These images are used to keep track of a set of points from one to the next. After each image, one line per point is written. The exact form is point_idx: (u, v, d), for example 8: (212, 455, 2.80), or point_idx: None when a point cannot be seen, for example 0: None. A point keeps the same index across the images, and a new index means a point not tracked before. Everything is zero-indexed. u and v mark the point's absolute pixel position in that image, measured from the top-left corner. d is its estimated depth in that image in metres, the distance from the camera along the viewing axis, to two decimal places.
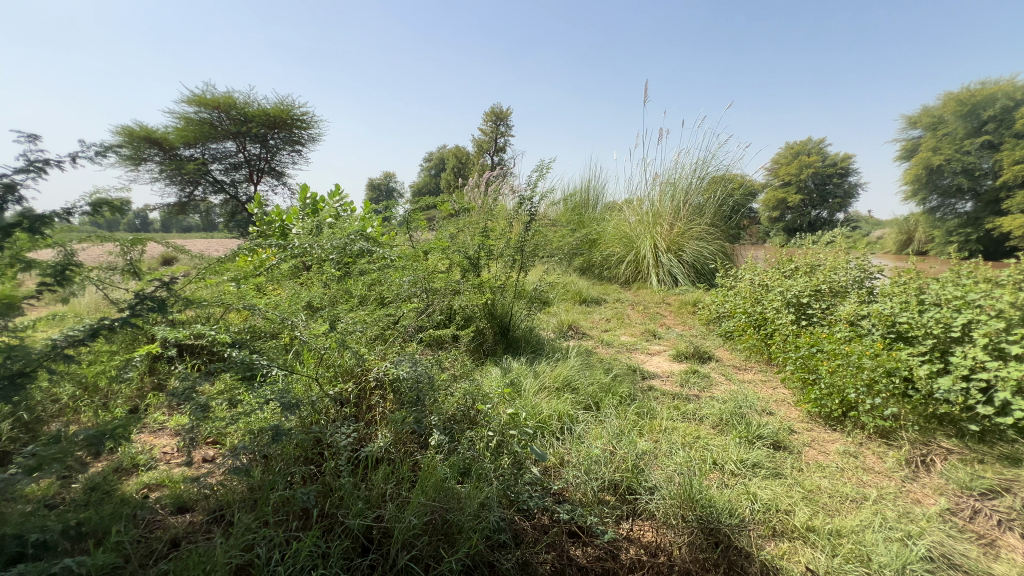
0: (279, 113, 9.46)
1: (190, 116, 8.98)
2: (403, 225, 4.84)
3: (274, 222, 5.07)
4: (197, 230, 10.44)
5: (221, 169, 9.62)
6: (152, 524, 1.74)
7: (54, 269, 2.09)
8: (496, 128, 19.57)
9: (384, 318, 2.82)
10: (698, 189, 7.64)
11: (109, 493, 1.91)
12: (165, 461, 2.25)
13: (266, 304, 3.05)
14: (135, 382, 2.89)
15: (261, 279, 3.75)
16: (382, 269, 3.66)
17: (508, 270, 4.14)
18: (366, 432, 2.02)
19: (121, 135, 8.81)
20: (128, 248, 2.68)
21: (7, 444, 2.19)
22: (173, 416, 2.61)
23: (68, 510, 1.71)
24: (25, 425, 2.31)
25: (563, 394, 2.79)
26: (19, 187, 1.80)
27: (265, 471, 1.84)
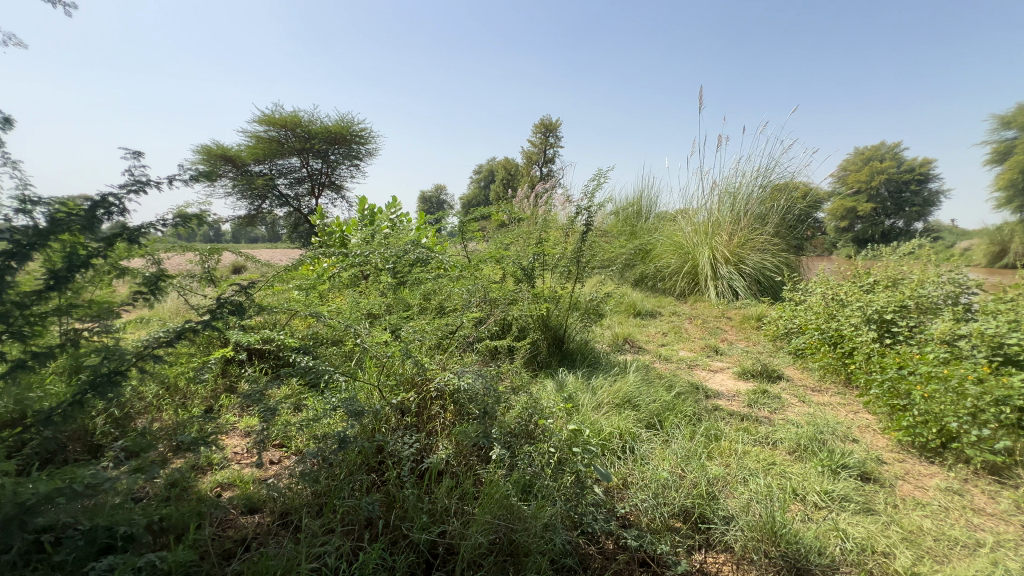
0: (340, 130, 9.96)
1: (260, 134, 9.60)
2: (457, 236, 4.90)
3: (334, 232, 5.28)
4: (264, 240, 11.14)
5: (286, 183, 10.20)
6: (225, 523, 1.79)
7: (146, 276, 2.26)
8: (545, 139, 19.64)
9: (442, 327, 2.83)
10: (760, 197, 7.27)
11: (186, 491, 2.00)
12: (236, 461, 2.34)
13: (329, 311, 3.15)
14: (210, 383, 3.05)
15: (324, 287, 3.90)
16: (437, 278, 3.70)
17: (562, 281, 4.07)
18: (427, 443, 2.02)
19: (201, 154, 9.56)
20: (206, 257, 2.91)
21: (100, 438, 2.36)
22: (243, 418, 2.72)
23: (151, 505, 1.81)
24: (116, 421, 2.49)
25: (624, 411, 2.68)
26: (122, 200, 1.95)
27: (330, 477, 1.86)
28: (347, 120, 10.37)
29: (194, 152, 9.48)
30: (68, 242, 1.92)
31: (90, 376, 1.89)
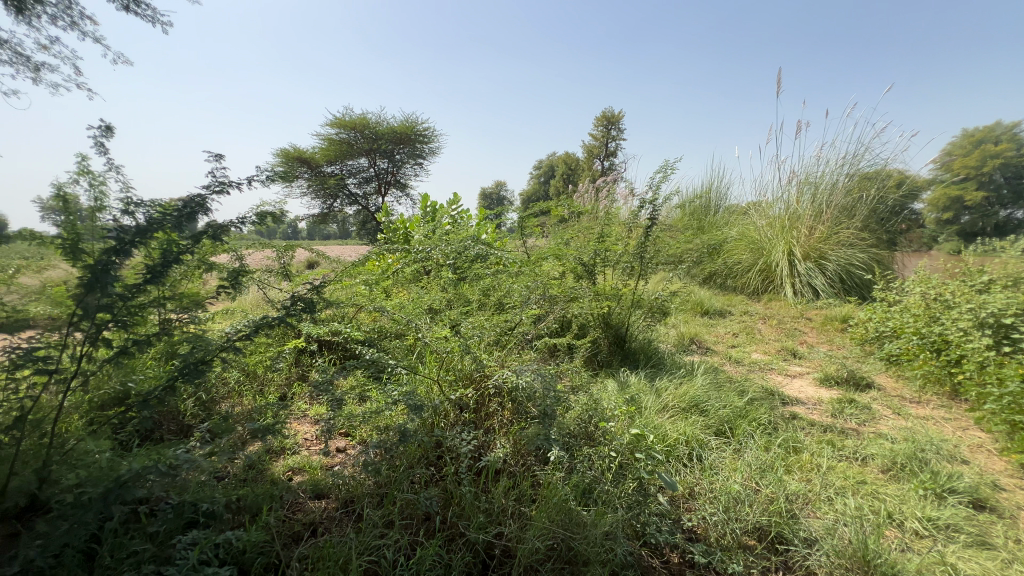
0: (405, 130, 10.28)
1: (332, 136, 10.13)
2: (517, 231, 4.87)
3: (399, 229, 5.45)
4: (335, 237, 11.79)
5: (356, 183, 10.70)
6: (295, 506, 1.89)
7: (230, 272, 2.43)
8: (607, 132, 19.18)
9: (501, 324, 2.81)
10: (846, 187, 6.63)
11: (262, 473, 2.13)
12: (306, 447, 2.46)
13: (393, 306, 3.24)
14: (284, 371, 3.23)
15: (388, 282, 4.02)
16: (496, 275, 3.69)
17: (624, 277, 3.93)
18: (485, 441, 2.01)
19: (280, 157, 10.26)
20: (282, 253, 3.14)
21: (190, 419, 2.57)
22: (313, 406, 2.85)
23: (231, 485, 1.94)
24: (203, 404, 2.70)
25: (690, 416, 2.52)
26: (207, 201, 2.10)
27: (391, 469, 1.91)
28: (411, 120, 10.68)
29: (275, 156, 10.20)
30: (164, 239, 2.09)
31: (181, 363, 2.07)
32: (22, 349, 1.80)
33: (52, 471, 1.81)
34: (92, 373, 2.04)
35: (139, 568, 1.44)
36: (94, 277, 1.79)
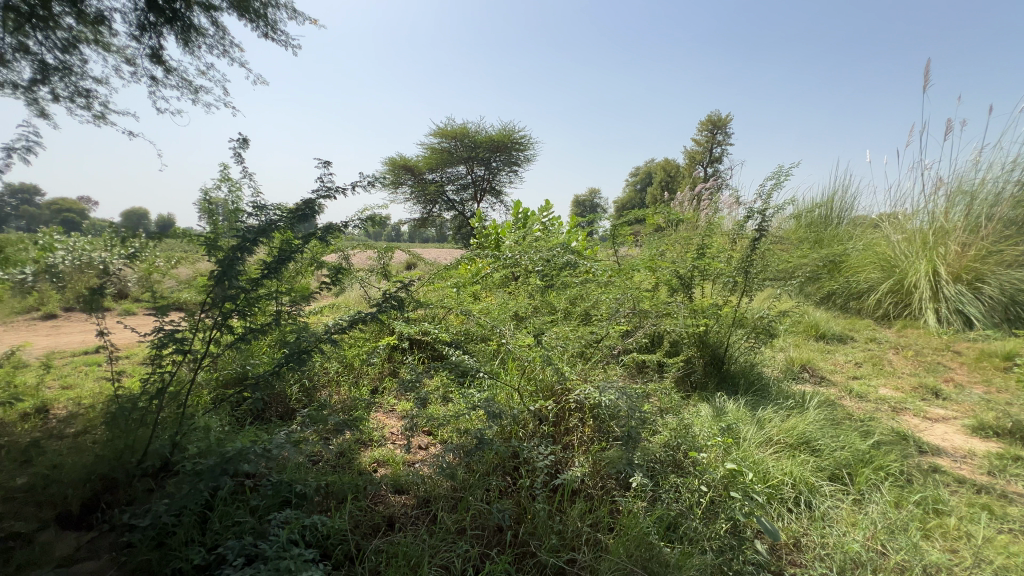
0: (502, 138, 10.54)
1: (435, 146, 10.72)
2: (608, 240, 4.72)
3: (491, 235, 5.56)
4: (433, 240, 12.42)
5: (454, 189, 11.19)
6: (377, 498, 1.96)
7: (335, 270, 2.64)
8: (712, 137, 18.04)
9: (587, 335, 2.71)
10: (1015, 197, 5.51)
11: (351, 461, 2.26)
12: (392, 441, 2.56)
13: (480, 311, 3.29)
14: (377, 366, 3.42)
15: (477, 287, 4.11)
16: (584, 284, 3.60)
17: (725, 293, 3.61)
18: (563, 457, 1.94)
19: (389, 166, 11.08)
20: (383, 254, 3.35)
21: (295, 403, 2.82)
22: (400, 402, 2.98)
23: (323, 470, 2.09)
24: (306, 390, 2.94)
25: (799, 455, 2.22)
26: (319, 204, 2.29)
27: (468, 475, 1.91)
28: (508, 128, 10.91)
29: (384, 164, 11.04)
30: (282, 238, 2.32)
31: (289, 351, 2.27)
32: (167, 330, 2.10)
33: (182, 438, 2.08)
34: (219, 355, 2.32)
35: (241, 538, 1.59)
36: (223, 270, 2.03)
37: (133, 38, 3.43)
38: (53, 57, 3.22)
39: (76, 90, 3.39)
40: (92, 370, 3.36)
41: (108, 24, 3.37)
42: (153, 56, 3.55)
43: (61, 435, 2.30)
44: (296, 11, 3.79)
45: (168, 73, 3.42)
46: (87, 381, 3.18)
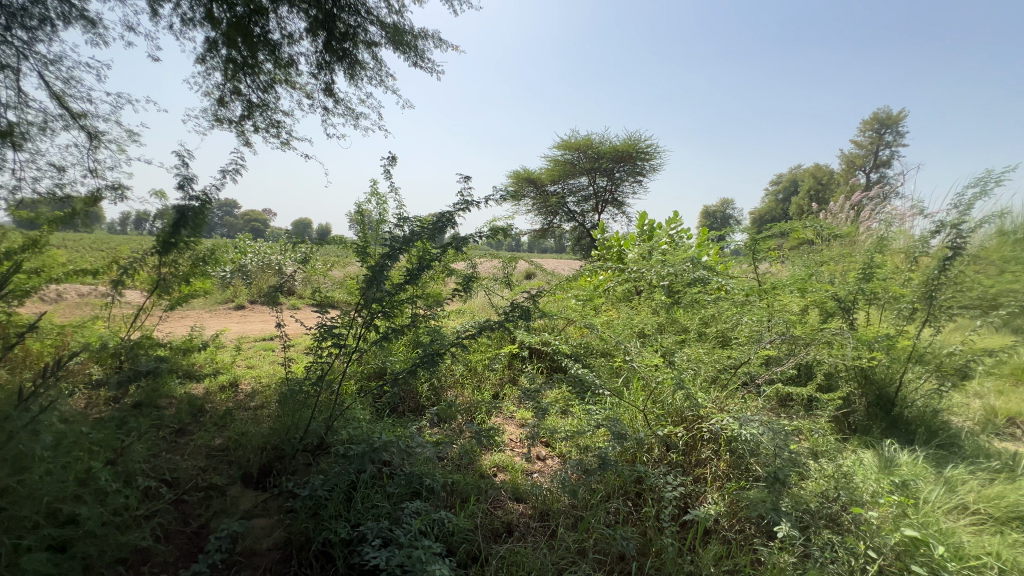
0: (627, 147, 10.28)
1: (558, 157, 10.87)
2: (746, 255, 4.29)
3: (613, 246, 5.44)
4: (552, 250, 12.57)
5: (575, 200, 11.21)
6: (498, 502, 2.01)
7: (465, 278, 2.80)
8: (878, 137, 15.53)
9: (721, 359, 2.49)
10: None
11: (473, 463, 2.35)
12: (511, 448, 2.62)
13: (602, 325, 3.22)
14: (498, 372, 3.54)
15: (599, 300, 4.03)
16: (717, 302, 3.32)
17: (897, 321, 3.05)
18: (694, 491, 1.81)
19: (514, 178, 11.52)
20: (508, 264, 3.47)
21: (424, 400, 3.04)
22: (520, 410, 3.03)
23: (449, 468, 2.21)
24: (435, 389, 3.16)
25: (1008, 533, 1.77)
26: (454, 217, 2.46)
27: (588, 495, 1.87)
28: (634, 138, 10.62)
29: (509, 177, 11.50)
30: (421, 248, 2.53)
31: (424, 353, 2.46)
32: (328, 326, 2.41)
33: (335, 422, 2.34)
34: (366, 351, 2.60)
35: (380, 520, 1.75)
36: (373, 275, 2.28)
37: (313, 76, 4.09)
38: (256, 97, 3.97)
39: (270, 122, 4.14)
40: (268, 354, 4.02)
41: (295, 66, 4.05)
42: (326, 90, 4.18)
43: (246, 408, 2.78)
44: (440, 39, 4.15)
45: (336, 103, 3.99)
46: (265, 362, 3.81)
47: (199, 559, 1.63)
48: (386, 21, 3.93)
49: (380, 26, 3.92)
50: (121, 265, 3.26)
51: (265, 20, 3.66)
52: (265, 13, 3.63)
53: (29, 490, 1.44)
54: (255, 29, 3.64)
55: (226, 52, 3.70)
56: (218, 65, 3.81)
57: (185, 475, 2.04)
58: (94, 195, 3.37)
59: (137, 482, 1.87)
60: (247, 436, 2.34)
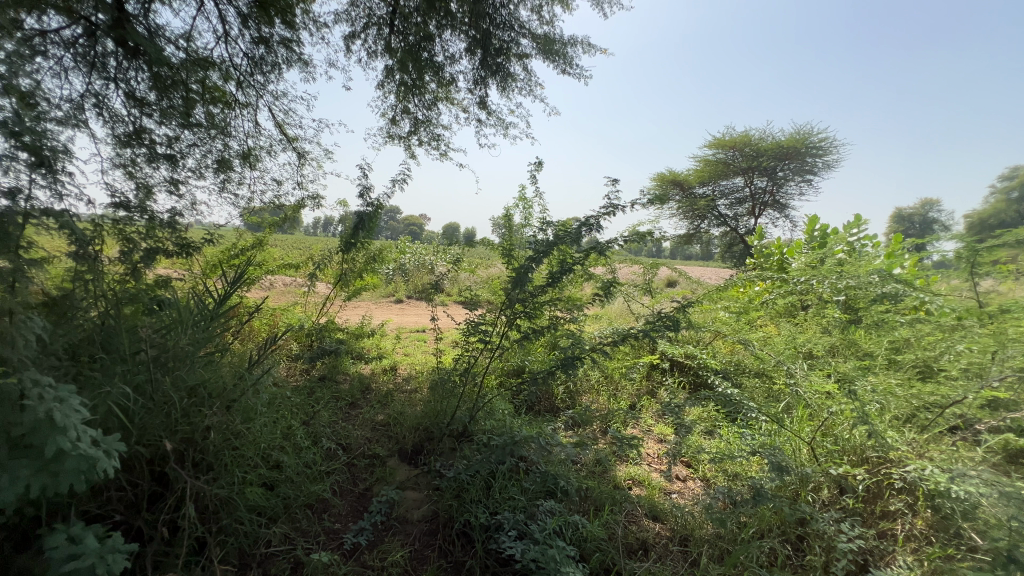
0: (794, 143, 9.12)
1: (709, 158, 10.12)
2: (958, 269, 3.47)
3: (773, 255, 4.86)
4: (698, 259, 11.69)
5: (727, 204, 10.25)
6: (633, 517, 1.94)
7: (606, 284, 2.76)
8: None
9: (918, 395, 2.05)
10: None
11: (608, 472, 2.30)
12: (648, 462, 2.51)
13: (758, 342, 2.90)
14: (636, 382, 3.42)
15: (754, 313, 3.64)
16: (914, 325, 2.75)
17: None
18: (877, 548, 1.54)
19: (658, 182, 11.04)
20: (650, 270, 3.34)
21: (560, 403, 3.08)
22: (658, 424, 2.88)
23: (583, 474, 2.20)
24: (570, 393, 3.17)
25: None
26: (597, 221, 2.45)
27: (737, 528, 1.70)
28: (804, 131, 9.32)
29: (653, 181, 11.06)
30: (564, 252, 2.58)
31: (563, 356, 2.50)
32: (475, 323, 2.59)
33: (478, 413, 2.49)
34: (507, 349, 2.73)
35: (516, 513, 1.82)
36: (518, 277, 2.39)
37: (470, 91, 4.44)
38: (422, 114, 4.45)
39: (432, 136, 4.60)
40: (422, 344, 4.47)
41: (455, 83, 4.44)
42: (481, 103, 4.49)
43: (403, 391, 3.14)
44: (589, 45, 4.18)
45: (488, 115, 4.28)
46: (419, 351, 4.25)
47: (365, 517, 1.87)
48: (538, 32, 4.08)
49: (532, 38, 4.09)
50: (316, 261, 3.96)
51: (432, 45, 4.08)
52: (432, 39, 4.05)
53: (252, 437, 1.81)
54: (424, 54, 4.09)
55: (400, 76, 4.23)
56: (393, 88, 4.37)
57: (355, 443, 2.38)
58: (299, 203, 4.13)
59: (321, 443, 2.23)
60: (404, 416, 2.64)
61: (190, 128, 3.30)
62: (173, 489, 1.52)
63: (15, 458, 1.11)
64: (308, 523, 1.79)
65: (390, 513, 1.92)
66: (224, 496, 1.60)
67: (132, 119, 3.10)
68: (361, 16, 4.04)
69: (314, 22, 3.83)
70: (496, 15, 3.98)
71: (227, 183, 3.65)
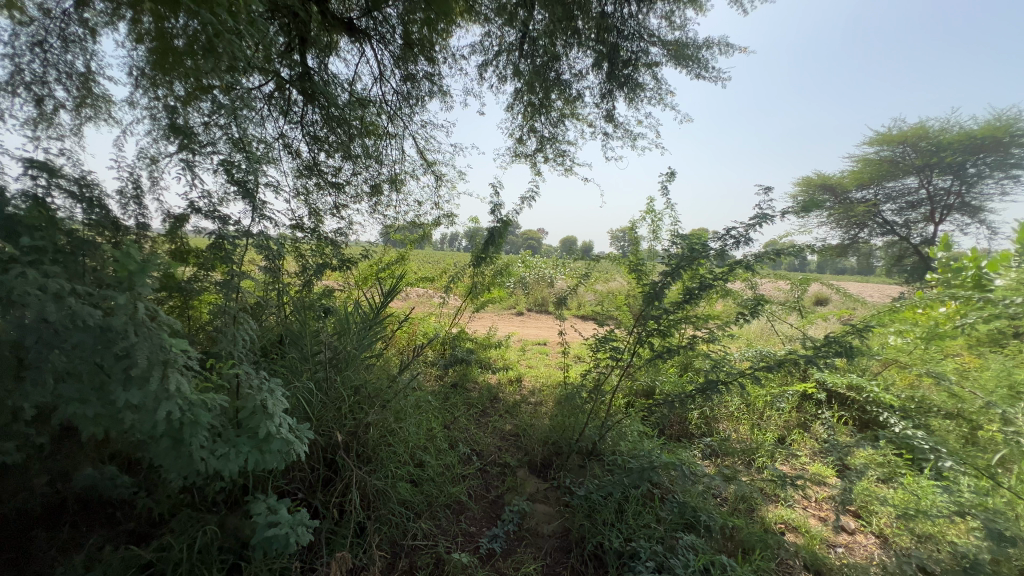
0: (991, 132, 7.47)
1: (870, 156, 8.76)
2: None
3: (966, 268, 3.99)
4: (855, 273, 10.09)
5: (894, 209, 8.58)
6: (789, 567, 1.72)
7: (751, 303, 2.51)
8: None
9: None
10: None
11: (754, 511, 2.08)
12: (803, 506, 2.22)
13: (952, 376, 2.39)
14: (784, 413, 3.05)
15: (943, 340, 3.01)
16: None
17: None
18: None
19: (803, 187, 9.83)
20: (800, 287, 2.97)
21: (694, 428, 2.88)
22: (815, 463, 2.53)
23: (726, 510, 2.02)
24: (706, 419, 2.95)
25: None
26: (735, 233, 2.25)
27: None
28: (1008, 115, 7.57)
29: (797, 187, 9.87)
30: (701, 267, 2.42)
31: (706, 380, 2.33)
32: (604, 339, 2.56)
33: (607, 433, 2.44)
34: (637, 367, 2.63)
35: (652, 542, 1.74)
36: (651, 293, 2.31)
37: (597, 105, 4.44)
38: (548, 131, 4.56)
39: (558, 153, 4.69)
40: (545, 357, 4.52)
41: (581, 98, 4.47)
42: (607, 116, 4.46)
43: (530, 403, 3.20)
44: (725, 44, 3.92)
45: (615, 128, 4.24)
46: (543, 364, 4.31)
47: (499, 525, 1.93)
48: (668, 38, 3.95)
49: (661, 45, 3.97)
50: (450, 275, 4.26)
51: (559, 64, 4.19)
52: (560, 58, 4.15)
53: (403, 435, 2.00)
54: (551, 73, 4.21)
55: (528, 97, 4.40)
56: (521, 109, 4.56)
57: (487, 450, 2.48)
58: (436, 222, 4.50)
59: (458, 448, 2.37)
60: (532, 428, 2.69)
61: (351, 159, 3.81)
62: (341, 476, 1.74)
63: (237, 435, 1.37)
64: (448, 523, 1.90)
65: (522, 524, 1.96)
66: (380, 487, 1.79)
67: (309, 154, 3.68)
68: (494, 44, 4.30)
69: (452, 55, 4.18)
70: (624, 27, 3.96)
71: (378, 206, 4.12)
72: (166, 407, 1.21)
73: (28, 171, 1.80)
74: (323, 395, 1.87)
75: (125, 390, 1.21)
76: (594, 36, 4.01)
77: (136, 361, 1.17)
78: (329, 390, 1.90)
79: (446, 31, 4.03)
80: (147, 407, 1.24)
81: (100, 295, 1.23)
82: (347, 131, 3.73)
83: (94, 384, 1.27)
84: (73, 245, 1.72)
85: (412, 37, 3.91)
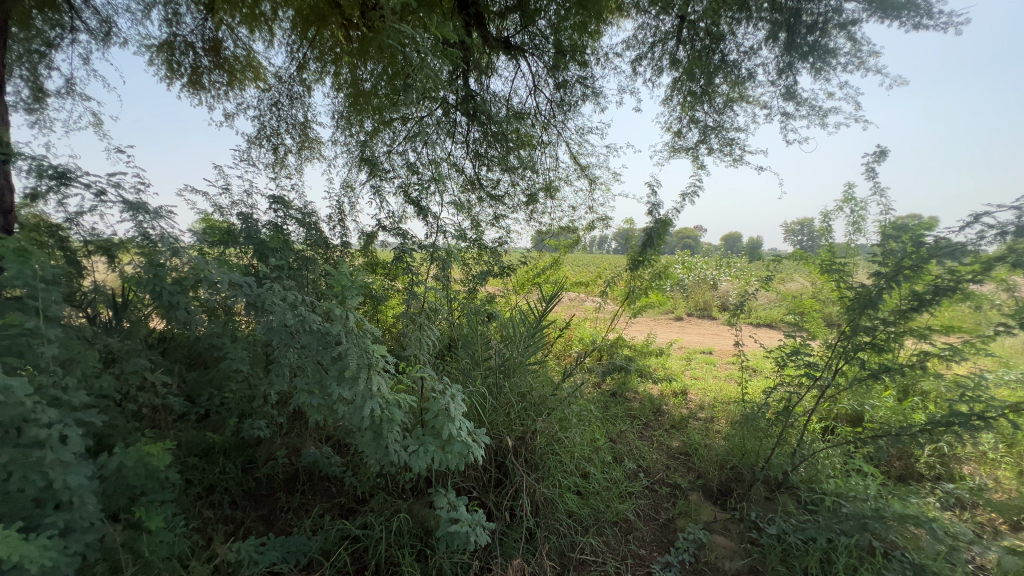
0: None
1: None
2: None
3: None
4: None
5: None
6: None
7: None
8: None
9: None
10: None
11: None
12: None
13: None
14: None
15: None
16: None
17: None
18: None
19: None
20: None
21: (923, 468, 2.29)
22: None
23: None
24: (943, 458, 2.32)
25: None
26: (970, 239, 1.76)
27: None
28: None
29: None
30: (931, 268, 1.92)
31: (949, 414, 1.83)
32: (795, 353, 2.23)
33: (800, 463, 2.09)
34: (838, 387, 2.21)
35: None
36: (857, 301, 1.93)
37: (773, 82, 3.87)
38: (712, 120, 4.10)
39: (725, 141, 4.21)
40: (712, 368, 4.11)
41: (751, 78, 3.90)
42: (786, 93, 3.86)
43: (699, 419, 2.93)
44: None
45: (798, 106, 3.64)
46: (709, 376, 3.92)
47: (673, 552, 1.78)
48: None
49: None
50: (606, 280, 4.16)
51: (724, 44, 3.78)
52: (724, 37, 3.74)
53: (568, 445, 2.00)
54: (715, 57, 3.84)
55: (688, 87, 4.07)
56: (679, 100, 4.21)
57: (656, 467, 2.33)
58: (591, 226, 4.44)
59: (623, 462, 2.27)
60: (705, 448, 2.44)
61: (509, 171, 4.01)
62: (513, 480, 1.81)
63: (426, 434, 1.51)
64: (616, 541, 1.82)
65: (699, 556, 1.78)
66: (549, 495, 1.80)
67: (472, 170, 3.97)
68: (649, 36, 4.06)
69: (604, 55, 4.08)
70: None
71: (533, 214, 4.23)
72: (371, 405, 1.38)
73: (271, 205, 2.30)
74: (494, 400, 1.97)
75: (339, 386, 1.42)
76: (767, 4, 3.51)
77: (349, 363, 1.36)
78: (500, 395, 2.00)
79: (598, 32, 3.97)
80: (355, 403, 1.43)
81: (323, 306, 1.47)
82: (505, 145, 3.91)
83: (317, 380, 1.52)
84: (298, 263, 2.20)
85: (564, 45, 3.93)
